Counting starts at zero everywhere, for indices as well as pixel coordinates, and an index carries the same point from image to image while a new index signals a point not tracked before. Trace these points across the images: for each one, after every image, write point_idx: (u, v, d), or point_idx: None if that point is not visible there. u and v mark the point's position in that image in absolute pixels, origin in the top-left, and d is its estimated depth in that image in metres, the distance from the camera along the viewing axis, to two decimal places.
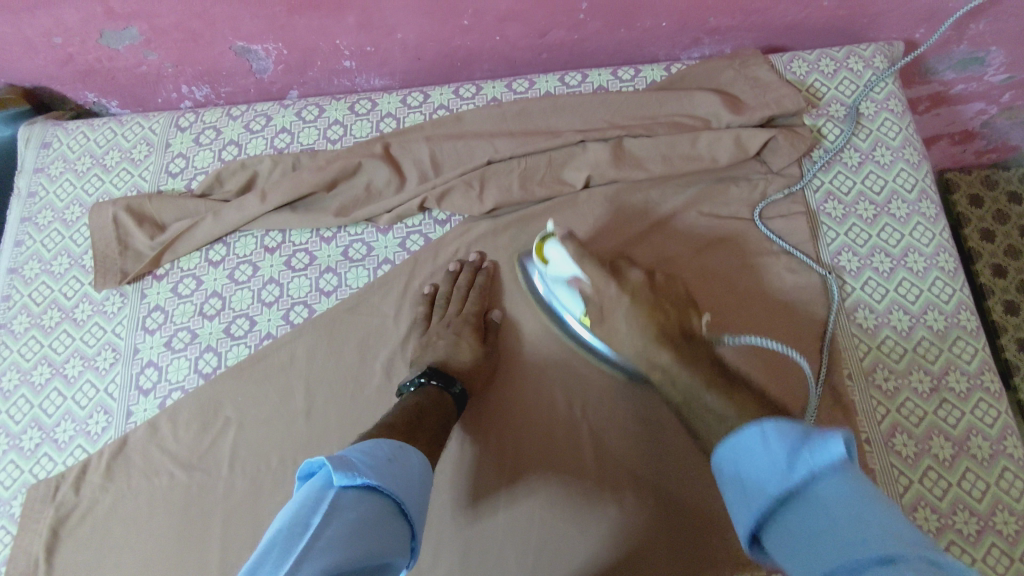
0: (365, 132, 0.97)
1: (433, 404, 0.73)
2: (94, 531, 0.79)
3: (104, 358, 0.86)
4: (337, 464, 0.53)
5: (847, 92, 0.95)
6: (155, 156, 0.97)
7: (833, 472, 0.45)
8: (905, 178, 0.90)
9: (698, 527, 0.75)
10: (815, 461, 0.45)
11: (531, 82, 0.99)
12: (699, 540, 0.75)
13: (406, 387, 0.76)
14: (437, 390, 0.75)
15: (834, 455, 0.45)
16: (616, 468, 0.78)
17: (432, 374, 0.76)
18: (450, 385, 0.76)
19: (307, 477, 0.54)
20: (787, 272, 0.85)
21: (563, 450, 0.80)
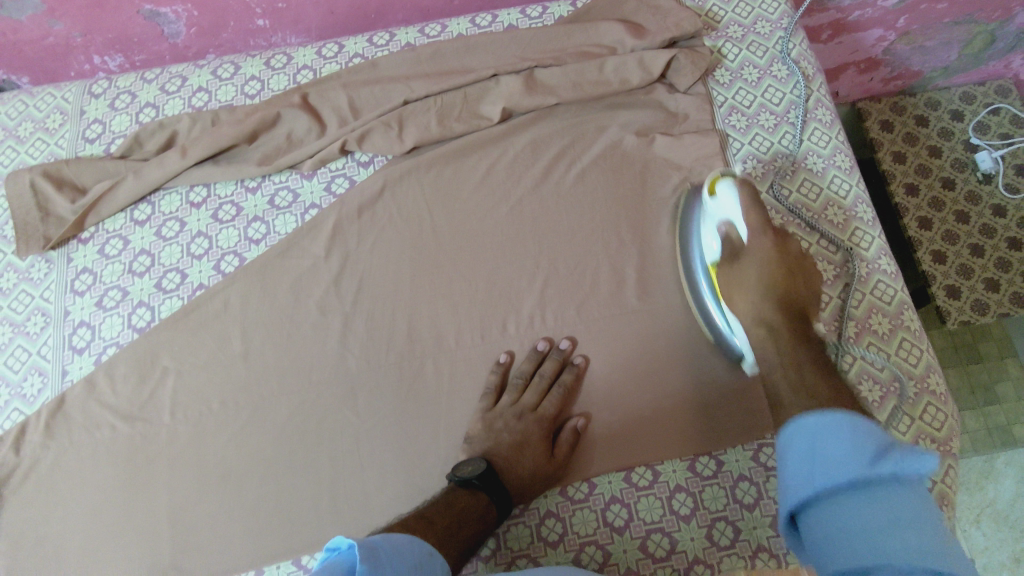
0: (282, 84, 0.98)
1: (476, 516, 0.70)
2: (38, 487, 0.79)
3: (35, 323, 0.86)
4: (365, 555, 0.51)
5: (743, 15, 1.00)
6: (70, 123, 0.97)
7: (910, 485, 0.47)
8: (800, 90, 0.95)
9: (633, 421, 0.79)
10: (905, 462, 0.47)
11: (442, 26, 1.01)
12: (634, 432, 0.79)
13: (457, 476, 0.72)
14: (485, 503, 0.71)
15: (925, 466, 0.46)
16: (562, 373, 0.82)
17: (484, 479, 0.72)
18: (490, 488, 0.72)
19: (333, 549, 0.54)
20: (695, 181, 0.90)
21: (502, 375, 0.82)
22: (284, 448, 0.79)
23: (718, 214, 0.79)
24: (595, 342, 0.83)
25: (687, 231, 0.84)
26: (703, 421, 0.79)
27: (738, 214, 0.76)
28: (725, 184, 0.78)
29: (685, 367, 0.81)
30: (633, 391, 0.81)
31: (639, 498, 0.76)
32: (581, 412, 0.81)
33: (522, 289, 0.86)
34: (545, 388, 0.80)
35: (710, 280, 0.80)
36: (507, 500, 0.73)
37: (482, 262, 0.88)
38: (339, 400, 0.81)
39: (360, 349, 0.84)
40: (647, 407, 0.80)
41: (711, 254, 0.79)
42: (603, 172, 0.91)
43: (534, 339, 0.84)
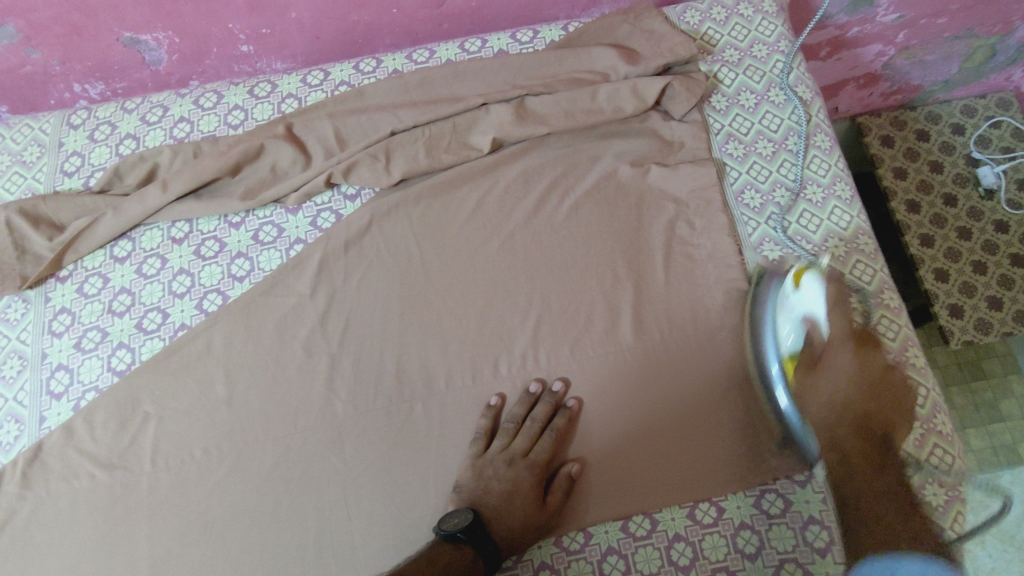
0: (266, 114, 0.95)
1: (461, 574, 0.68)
2: (14, 542, 0.76)
3: (11, 367, 0.84)
4: None
5: (739, 37, 0.98)
6: (48, 156, 0.94)
7: None
8: (798, 116, 0.93)
9: (629, 465, 0.77)
10: None
11: (431, 51, 0.98)
12: (631, 477, 0.77)
13: (445, 529, 0.70)
14: (472, 557, 0.69)
15: None
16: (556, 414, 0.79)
17: (471, 534, 0.69)
18: (480, 542, 0.70)
19: None
20: (692, 213, 0.88)
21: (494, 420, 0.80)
22: (269, 497, 0.77)
23: (803, 308, 0.76)
24: (588, 382, 0.81)
25: (758, 316, 0.78)
26: (702, 467, 0.76)
27: (825, 309, 0.75)
28: (811, 278, 0.77)
29: (682, 408, 0.79)
30: (629, 434, 0.79)
31: (636, 548, 0.74)
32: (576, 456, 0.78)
33: (514, 327, 0.84)
34: (538, 432, 0.77)
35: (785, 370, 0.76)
36: (497, 553, 0.71)
37: (472, 298, 0.85)
38: (325, 445, 0.79)
39: (347, 392, 0.81)
40: (644, 450, 0.78)
41: (790, 344, 0.75)
42: (596, 204, 0.88)
43: (528, 377, 0.82)
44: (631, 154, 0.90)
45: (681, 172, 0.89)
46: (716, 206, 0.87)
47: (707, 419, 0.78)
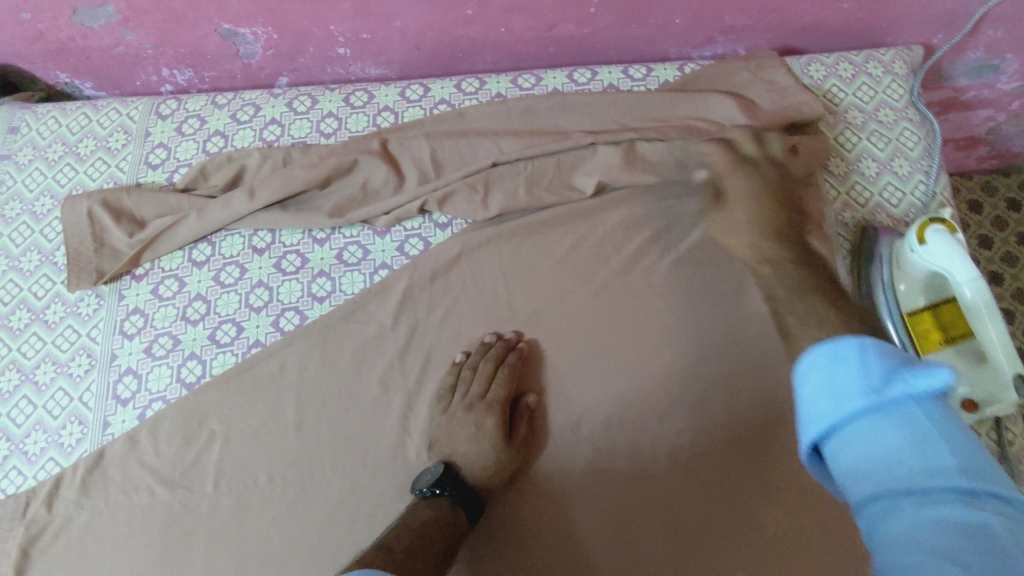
0: (361, 126, 0.91)
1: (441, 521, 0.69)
2: (68, 551, 0.74)
3: (79, 364, 0.81)
4: None
5: (865, 98, 0.92)
6: (133, 145, 0.91)
7: (926, 399, 0.40)
8: (923, 192, 0.87)
9: (698, 545, 0.72)
10: (916, 385, 0.40)
11: (537, 77, 0.94)
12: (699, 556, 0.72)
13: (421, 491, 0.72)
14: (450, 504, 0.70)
15: (941, 383, 0.39)
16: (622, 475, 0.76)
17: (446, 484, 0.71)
18: (450, 485, 0.71)
19: None
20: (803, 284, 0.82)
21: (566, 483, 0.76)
22: (331, 537, 0.73)
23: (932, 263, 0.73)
24: (663, 450, 0.76)
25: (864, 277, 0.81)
26: (772, 552, 0.72)
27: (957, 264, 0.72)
28: (939, 233, 0.73)
29: (756, 492, 0.74)
30: (692, 515, 0.73)
31: None
32: (638, 530, 0.73)
33: (600, 386, 0.79)
34: (492, 371, 0.78)
35: (903, 328, 0.75)
36: (473, 496, 0.72)
37: (558, 348, 0.81)
38: (394, 489, 0.75)
39: (421, 433, 0.77)
40: (712, 532, 0.73)
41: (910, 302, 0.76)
42: (701, 264, 0.83)
43: (601, 438, 0.77)
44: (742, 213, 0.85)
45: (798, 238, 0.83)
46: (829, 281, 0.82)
47: (772, 501, 0.74)
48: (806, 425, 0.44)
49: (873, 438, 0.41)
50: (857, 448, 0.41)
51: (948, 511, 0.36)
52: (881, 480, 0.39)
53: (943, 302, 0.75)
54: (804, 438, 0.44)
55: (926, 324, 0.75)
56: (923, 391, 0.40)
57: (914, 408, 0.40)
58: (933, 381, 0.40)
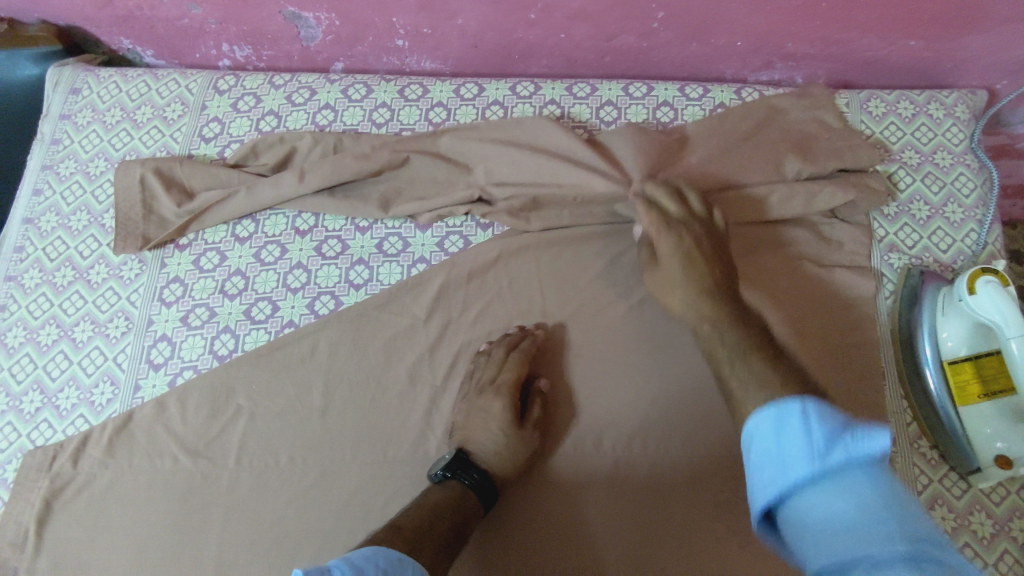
0: (413, 119, 0.92)
1: (451, 504, 0.68)
2: (88, 507, 0.75)
3: (116, 326, 0.82)
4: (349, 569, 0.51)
5: (924, 140, 0.90)
6: (189, 117, 0.92)
7: (867, 463, 0.44)
8: (974, 240, 0.85)
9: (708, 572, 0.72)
10: (855, 448, 0.44)
11: (592, 87, 0.93)
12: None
13: (435, 475, 0.73)
14: (460, 486, 0.71)
15: (876, 447, 0.44)
16: (637, 493, 0.76)
17: (455, 467, 0.72)
18: (460, 468, 0.72)
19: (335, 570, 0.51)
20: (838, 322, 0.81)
21: (580, 495, 0.76)
22: (345, 524, 0.74)
23: (979, 318, 0.71)
24: (676, 472, 0.76)
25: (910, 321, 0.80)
26: None
27: (1003, 320, 0.69)
28: (989, 285, 0.71)
29: None
30: (699, 536, 0.74)
31: None
32: (653, 550, 0.73)
33: (625, 401, 0.79)
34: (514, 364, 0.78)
35: (944, 381, 0.75)
36: (487, 480, 0.72)
37: (587, 361, 0.81)
38: (412, 483, 0.75)
39: (443, 430, 0.78)
40: (724, 557, 0.73)
41: (951, 353, 0.75)
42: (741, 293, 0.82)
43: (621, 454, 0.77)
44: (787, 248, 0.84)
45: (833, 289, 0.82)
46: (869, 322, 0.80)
47: None
48: (759, 490, 0.47)
49: (817, 507, 0.43)
50: (813, 510, 0.43)
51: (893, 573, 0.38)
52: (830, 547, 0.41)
53: (986, 354, 0.73)
54: (759, 503, 0.47)
55: (966, 375, 0.73)
56: (861, 455, 0.44)
57: (850, 471, 0.43)
58: (871, 442, 0.44)
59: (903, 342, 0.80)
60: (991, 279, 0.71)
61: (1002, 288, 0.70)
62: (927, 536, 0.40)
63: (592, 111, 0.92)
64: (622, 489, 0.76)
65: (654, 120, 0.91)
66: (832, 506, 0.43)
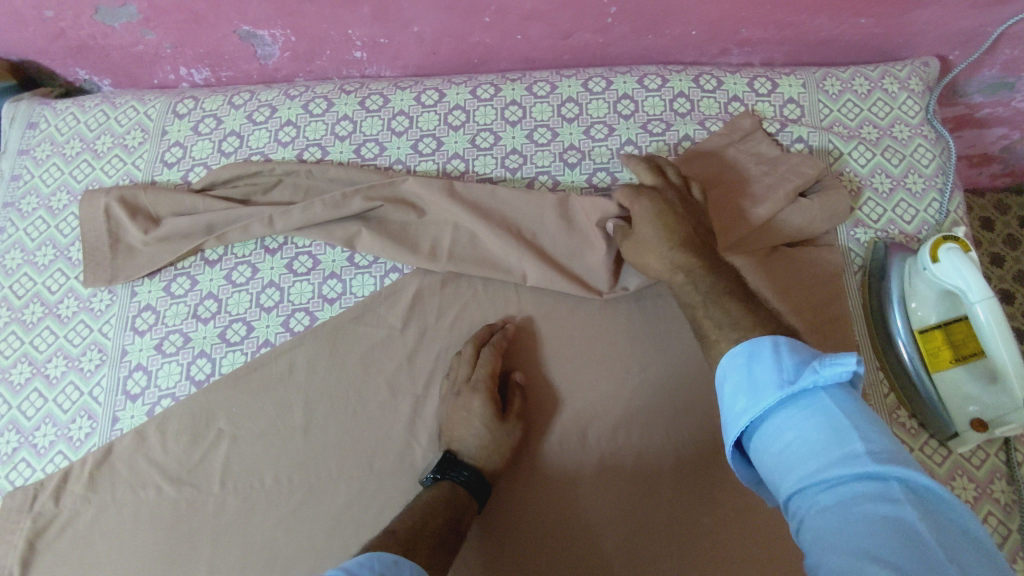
0: (376, 129, 0.92)
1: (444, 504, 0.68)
2: (73, 544, 0.74)
3: (90, 359, 0.81)
4: None
5: (881, 114, 0.92)
6: (150, 143, 0.91)
7: (836, 387, 0.49)
8: (937, 209, 0.87)
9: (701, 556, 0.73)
10: (825, 375, 0.48)
11: (552, 85, 0.94)
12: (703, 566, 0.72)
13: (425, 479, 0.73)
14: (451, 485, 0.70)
15: (845, 368, 0.48)
16: (624, 482, 0.76)
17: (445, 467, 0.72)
18: (449, 468, 0.72)
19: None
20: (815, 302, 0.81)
21: (568, 490, 0.76)
22: (336, 539, 0.73)
23: (944, 284, 0.72)
24: (662, 459, 0.76)
25: (880, 292, 0.81)
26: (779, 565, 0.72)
27: (967, 285, 0.70)
28: (952, 251, 0.72)
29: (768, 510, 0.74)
30: (690, 523, 0.74)
31: None
32: (647, 539, 0.74)
33: (606, 394, 0.79)
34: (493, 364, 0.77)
35: (917, 351, 0.76)
36: (477, 476, 0.72)
37: (566, 358, 0.81)
38: (400, 495, 0.75)
39: (427, 439, 0.77)
40: (715, 539, 0.73)
41: (921, 321, 0.76)
42: None
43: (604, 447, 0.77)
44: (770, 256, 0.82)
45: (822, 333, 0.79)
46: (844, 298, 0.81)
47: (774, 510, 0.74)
48: (731, 423, 0.52)
49: (764, 395, 0.50)
50: (776, 440, 0.49)
51: (858, 481, 0.43)
52: (803, 468, 0.46)
53: (956, 320, 0.74)
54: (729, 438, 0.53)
55: (937, 343, 0.75)
56: (830, 378, 0.48)
57: (826, 398, 0.48)
58: (841, 364, 0.48)
59: (874, 314, 0.81)
60: (953, 245, 0.72)
61: (965, 253, 0.71)
62: (888, 454, 0.44)
63: (554, 109, 0.92)
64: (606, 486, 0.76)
65: (615, 113, 0.92)
66: (757, 365, 0.53)
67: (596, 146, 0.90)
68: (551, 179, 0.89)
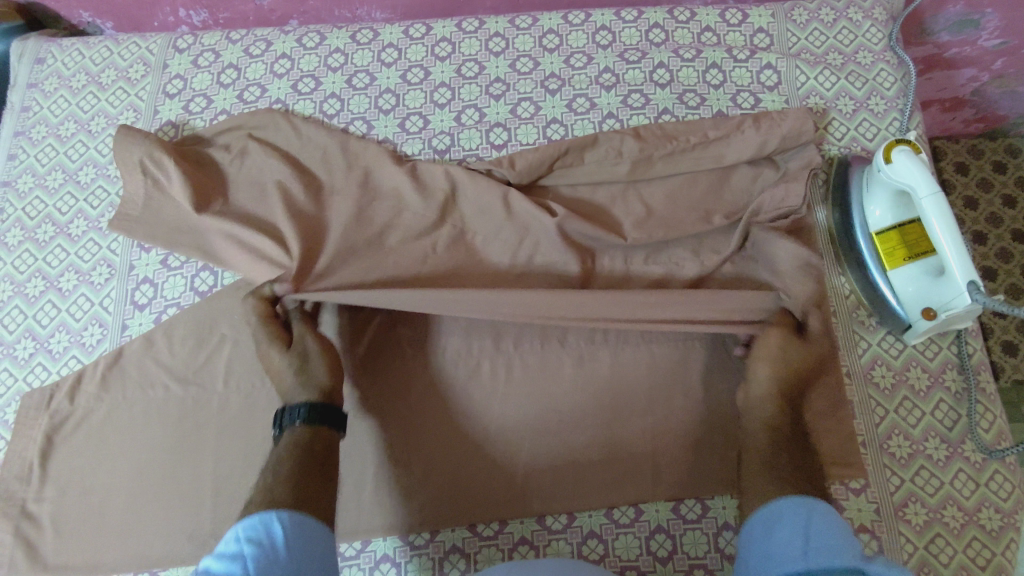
0: (366, 61, 0.96)
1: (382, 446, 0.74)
2: (89, 437, 0.79)
3: (100, 273, 0.87)
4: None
5: (846, 42, 0.96)
6: (151, 76, 0.96)
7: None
8: (898, 127, 0.91)
9: (677, 456, 0.78)
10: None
11: (533, 19, 0.98)
12: (681, 464, 0.78)
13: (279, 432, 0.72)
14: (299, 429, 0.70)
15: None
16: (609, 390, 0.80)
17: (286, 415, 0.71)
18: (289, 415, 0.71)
19: None
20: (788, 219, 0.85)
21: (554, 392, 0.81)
22: None
23: (896, 183, 0.77)
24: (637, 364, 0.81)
25: (843, 202, 0.86)
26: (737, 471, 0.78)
27: (916, 181, 0.75)
28: (903, 152, 0.77)
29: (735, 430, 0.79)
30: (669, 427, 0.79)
31: (685, 530, 0.76)
32: (625, 440, 0.79)
33: None
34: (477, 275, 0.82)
35: (875, 253, 0.81)
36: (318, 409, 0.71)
37: None
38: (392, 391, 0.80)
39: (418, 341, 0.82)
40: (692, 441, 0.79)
41: (879, 223, 0.81)
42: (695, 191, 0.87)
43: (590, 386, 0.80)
44: (732, 188, 0.87)
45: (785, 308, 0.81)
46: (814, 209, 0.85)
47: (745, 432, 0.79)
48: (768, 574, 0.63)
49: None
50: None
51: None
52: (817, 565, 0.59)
53: (910, 222, 0.79)
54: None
55: (893, 243, 0.80)
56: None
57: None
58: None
59: (838, 225, 0.86)
60: (904, 148, 0.77)
61: (916, 153, 0.77)
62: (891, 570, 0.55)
63: (536, 40, 0.97)
64: (587, 406, 0.80)
65: (594, 43, 0.97)
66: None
67: (576, 74, 0.95)
68: (532, 105, 0.94)
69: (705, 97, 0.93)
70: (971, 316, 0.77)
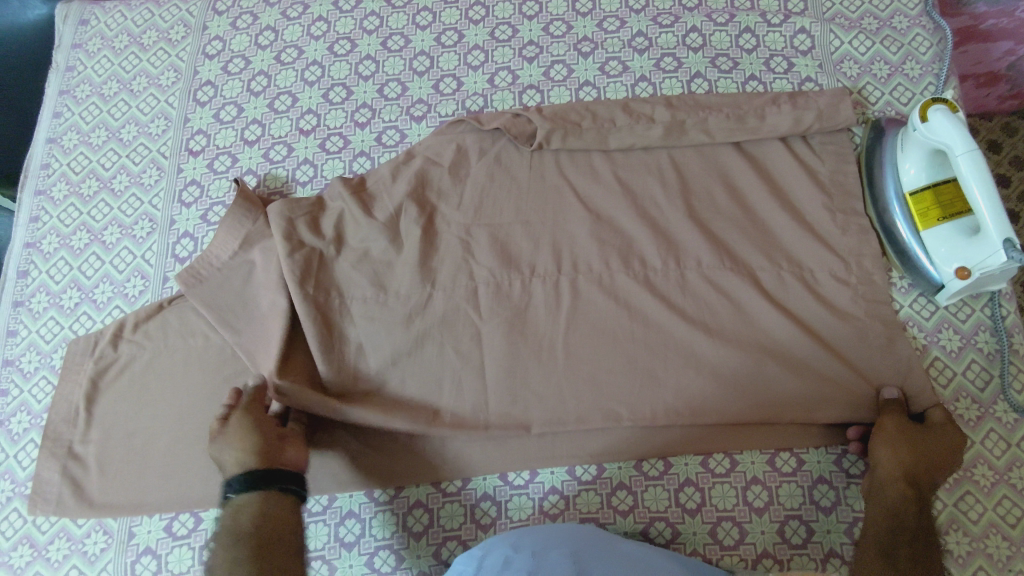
0: (401, 24, 0.98)
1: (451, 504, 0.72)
2: (132, 383, 0.82)
3: (142, 227, 0.89)
4: None
5: (881, 7, 0.96)
6: (191, 37, 0.98)
7: None
8: (933, 92, 0.90)
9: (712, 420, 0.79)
10: None
11: None
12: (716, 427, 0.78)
13: None
14: None
15: None
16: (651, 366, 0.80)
17: None
18: None
19: None
20: (823, 179, 0.85)
21: None
22: None
23: (933, 142, 0.77)
24: None
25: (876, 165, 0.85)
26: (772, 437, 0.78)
27: (953, 140, 0.74)
28: (941, 111, 0.76)
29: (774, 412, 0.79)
30: None
31: (713, 484, 0.77)
32: None
33: None
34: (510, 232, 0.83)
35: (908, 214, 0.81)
36: None
37: None
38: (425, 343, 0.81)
39: None
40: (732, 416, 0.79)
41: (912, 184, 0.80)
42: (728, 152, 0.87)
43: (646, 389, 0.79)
44: (764, 150, 0.87)
45: (811, 297, 0.79)
46: (850, 170, 0.85)
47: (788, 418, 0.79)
48: None
49: None
50: None
51: None
52: None
53: (944, 181, 0.79)
54: None
55: (927, 203, 0.79)
56: None
57: None
58: None
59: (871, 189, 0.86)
60: (941, 106, 0.77)
61: (954, 111, 0.76)
62: None
63: (569, 4, 0.98)
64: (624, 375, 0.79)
65: (627, 7, 0.97)
66: None
67: (608, 38, 0.96)
68: (565, 68, 0.94)
69: (738, 62, 0.93)
70: (1004, 276, 0.77)
